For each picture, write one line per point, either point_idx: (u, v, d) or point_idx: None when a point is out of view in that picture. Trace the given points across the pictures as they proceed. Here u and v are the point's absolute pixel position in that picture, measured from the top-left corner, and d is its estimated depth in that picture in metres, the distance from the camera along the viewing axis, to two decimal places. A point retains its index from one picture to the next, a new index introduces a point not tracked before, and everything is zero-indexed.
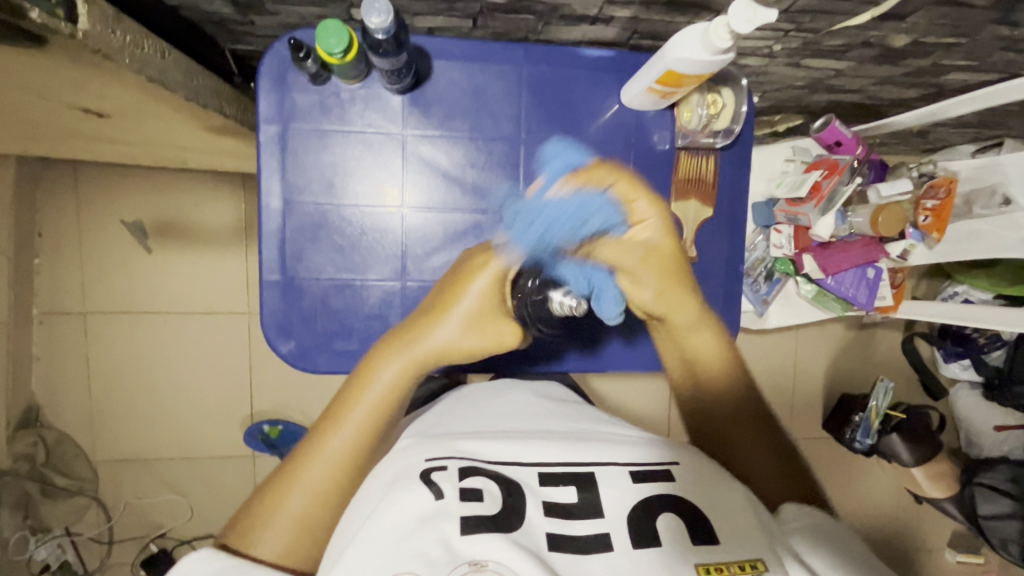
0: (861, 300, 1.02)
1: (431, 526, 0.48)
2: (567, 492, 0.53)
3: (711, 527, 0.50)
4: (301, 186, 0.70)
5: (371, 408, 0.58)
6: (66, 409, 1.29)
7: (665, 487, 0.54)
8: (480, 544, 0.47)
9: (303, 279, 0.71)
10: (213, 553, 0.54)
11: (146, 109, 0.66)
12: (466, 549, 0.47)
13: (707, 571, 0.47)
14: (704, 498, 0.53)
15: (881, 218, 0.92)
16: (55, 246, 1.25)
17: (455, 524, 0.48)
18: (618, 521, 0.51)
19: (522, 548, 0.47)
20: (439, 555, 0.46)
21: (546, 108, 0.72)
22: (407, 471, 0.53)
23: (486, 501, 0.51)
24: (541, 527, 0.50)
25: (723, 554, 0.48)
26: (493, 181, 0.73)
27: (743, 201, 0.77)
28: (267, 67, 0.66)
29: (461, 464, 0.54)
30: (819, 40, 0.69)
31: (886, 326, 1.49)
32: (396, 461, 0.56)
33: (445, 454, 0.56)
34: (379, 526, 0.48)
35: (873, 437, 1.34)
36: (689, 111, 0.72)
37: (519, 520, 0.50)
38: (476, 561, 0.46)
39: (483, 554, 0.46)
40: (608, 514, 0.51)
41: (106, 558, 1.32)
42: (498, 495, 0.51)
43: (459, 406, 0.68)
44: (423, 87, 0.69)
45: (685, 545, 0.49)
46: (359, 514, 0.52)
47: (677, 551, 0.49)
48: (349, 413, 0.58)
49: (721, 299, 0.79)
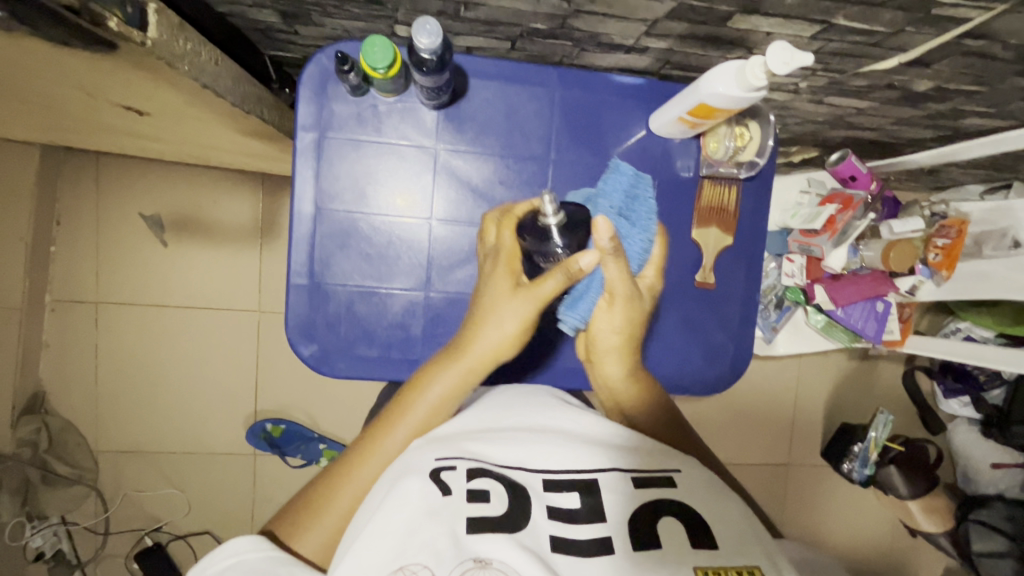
0: (870, 333, 1.02)
1: (438, 522, 0.49)
2: (571, 497, 0.54)
3: (711, 531, 0.52)
4: (335, 193, 0.71)
5: (424, 417, 0.61)
6: (71, 397, 1.30)
7: (668, 493, 0.55)
8: (485, 542, 0.48)
9: (329, 285, 0.72)
10: (258, 541, 0.55)
11: (188, 111, 0.69)
12: (472, 546, 0.48)
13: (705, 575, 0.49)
14: (706, 505, 0.54)
15: (892, 253, 0.97)
16: (74, 234, 1.28)
17: (462, 523, 0.50)
18: (620, 528, 0.52)
19: (526, 550, 0.48)
20: (446, 549, 0.48)
21: (576, 132, 0.74)
22: (414, 467, 0.54)
23: (492, 501, 0.52)
24: (545, 530, 0.51)
25: (724, 560, 0.50)
26: (521, 199, 0.74)
27: (763, 231, 0.78)
28: (308, 77, 0.68)
29: (469, 465, 0.55)
30: (844, 80, 0.71)
31: (887, 358, 1.52)
32: (405, 458, 0.57)
33: (452, 452, 0.57)
34: (387, 520, 0.50)
35: (871, 468, 1.39)
36: (716, 143, 0.74)
37: (524, 521, 0.51)
38: (481, 558, 0.47)
39: (488, 552, 0.47)
40: (609, 519, 0.52)
41: (100, 549, 1.32)
42: (503, 495, 0.53)
43: (469, 406, 0.68)
44: (458, 104, 0.71)
45: (684, 550, 0.50)
46: (368, 505, 0.53)
47: (677, 556, 0.50)
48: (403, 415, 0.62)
49: (736, 327, 0.80)
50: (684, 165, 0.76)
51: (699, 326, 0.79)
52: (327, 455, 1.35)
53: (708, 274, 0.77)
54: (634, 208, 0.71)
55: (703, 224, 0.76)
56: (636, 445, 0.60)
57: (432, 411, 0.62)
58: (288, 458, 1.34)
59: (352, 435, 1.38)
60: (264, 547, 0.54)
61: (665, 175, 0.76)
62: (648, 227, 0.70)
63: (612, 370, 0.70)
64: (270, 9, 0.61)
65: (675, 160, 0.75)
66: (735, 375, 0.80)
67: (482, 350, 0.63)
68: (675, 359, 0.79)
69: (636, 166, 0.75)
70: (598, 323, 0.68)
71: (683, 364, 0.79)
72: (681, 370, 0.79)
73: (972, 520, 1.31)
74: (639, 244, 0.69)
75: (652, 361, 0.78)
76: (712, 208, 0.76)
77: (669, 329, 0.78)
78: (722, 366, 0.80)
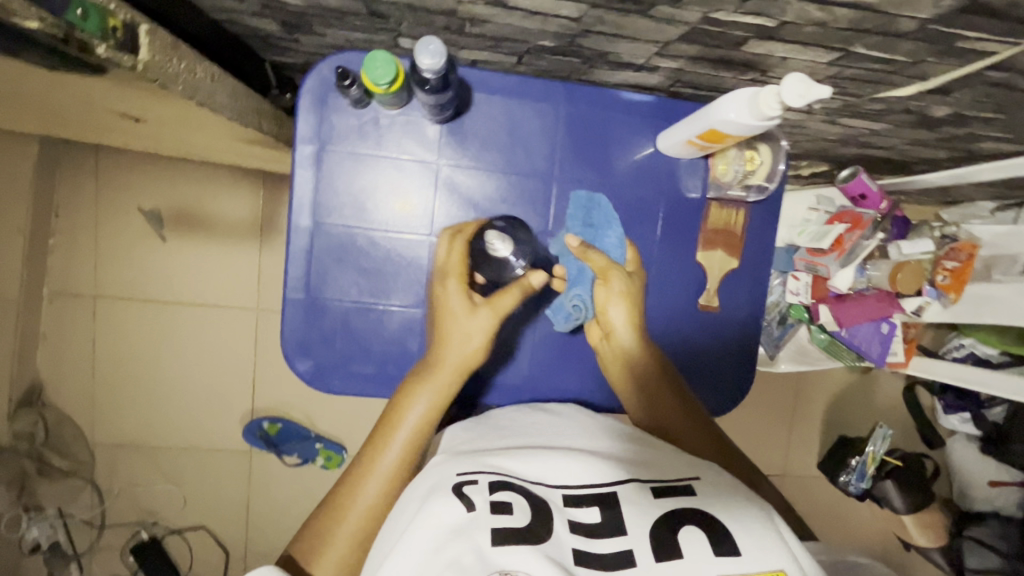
0: (873, 355, 1.01)
1: (463, 538, 0.46)
2: (591, 511, 0.50)
3: (733, 537, 0.47)
4: (334, 207, 0.69)
5: (412, 433, 0.59)
6: (67, 390, 1.30)
7: (688, 502, 0.50)
8: (512, 554, 0.44)
9: (327, 299, 0.70)
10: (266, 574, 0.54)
11: (185, 117, 0.67)
12: (497, 558, 0.44)
13: None
14: (727, 512, 0.50)
15: (900, 274, 0.95)
16: (72, 228, 1.27)
17: (486, 535, 0.46)
18: (641, 539, 0.47)
19: (553, 560, 0.44)
20: (471, 563, 0.44)
21: (582, 149, 0.72)
22: (438, 484, 0.52)
23: (516, 512, 0.48)
24: (568, 543, 0.47)
25: (749, 566, 0.45)
26: (524, 217, 0.72)
27: (769, 255, 0.76)
28: (308, 88, 0.66)
29: (491, 477, 0.52)
30: (860, 103, 0.70)
31: (888, 372, 1.51)
32: (428, 474, 0.54)
33: (474, 467, 0.53)
34: (411, 537, 0.47)
35: (867, 483, 1.37)
36: (725, 165, 0.72)
37: (547, 532, 0.47)
38: (506, 570, 0.43)
39: (512, 564, 0.43)
40: (630, 531, 0.48)
41: (97, 541, 1.33)
42: (527, 506, 0.49)
43: (483, 425, 0.65)
44: (461, 118, 0.70)
45: (708, 557, 0.45)
46: (395, 525, 0.51)
47: (700, 563, 0.45)
48: (393, 433, 0.60)
49: (739, 351, 0.77)
50: (692, 186, 0.74)
51: (702, 349, 0.77)
52: (323, 454, 1.36)
53: (712, 297, 0.75)
54: (597, 212, 0.73)
55: (708, 246, 0.75)
56: (655, 457, 0.56)
57: (414, 436, 0.60)
58: (284, 456, 1.35)
59: (348, 435, 1.38)
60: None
61: (671, 196, 0.74)
62: (612, 226, 0.73)
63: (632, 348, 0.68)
64: (269, 18, 0.59)
65: (682, 181, 0.74)
66: (737, 400, 0.78)
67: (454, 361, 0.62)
68: None
69: (641, 185, 0.74)
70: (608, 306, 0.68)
71: None
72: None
73: (966, 535, 1.33)
74: (614, 242, 0.73)
75: None
76: (718, 230, 0.74)
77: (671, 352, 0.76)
78: (725, 392, 0.78)
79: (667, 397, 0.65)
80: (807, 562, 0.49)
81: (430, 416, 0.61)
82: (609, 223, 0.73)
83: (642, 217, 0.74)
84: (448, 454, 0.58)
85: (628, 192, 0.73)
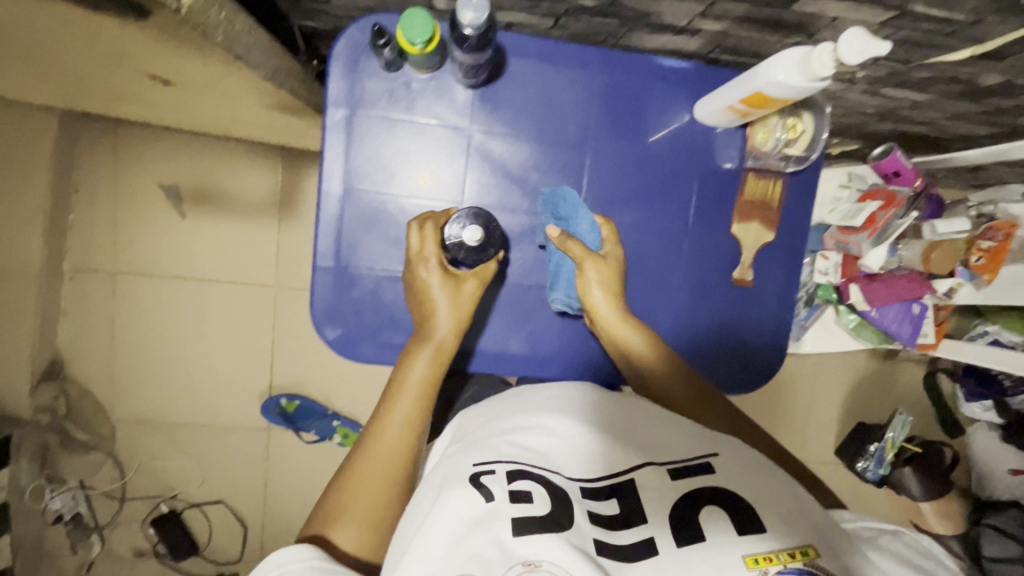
0: (903, 335, 0.99)
1: (483, 528, 0.45)
2: (611, 503, 0.49)
3: (757, 514, 0.46)
4: (364, 172, 0.68)
5: (417, 394, 0.61)
6: (87, 366, 1.31)
7: (707, 479, 0.49)
8: (533, 544, 0.44)
9: (356, 268, 0.69)
10: (300, 550, 0.51)
11: (216, 79, 0.66)
12: (519, 549, 0.44)
13: (756, 561, 0.43)
14: (750, 488, 0.48)
15: (934, 255, 0.92)
16: (91, 204, 1.27)
17: (507, 526, 0.45)
18: (663, 522, 0.46)
19: (575, 549, 0.44)
20: (494, 556, 0.44)
21: (617, 117, 0.71)
22: (454, 472, 0.51)
23: (535, 502, 0.47)
24: (588, 533, 0.46)
25: (773, 542, 0.44)
26: (556, 186, 0.71)
27: (805, 229, 0.75)
28: (340, 51, 0.65)
29: (509, 466, 0.50)
30: (906, 71, 0.68)
31: (909, 359, 1.49)
32: (443, 465, 0.53)
33: (490, 452, 0.52)
34: (430, 533, 0.46)
35: (885, 468, 1.40)
36: (765, 134, 0.70)
37: (568, 520, 0.46)
38: (530, 561, 0.44)
39: (536, 554, 0.44)
40: (651, 517, 0.47)
41: (117, 514, 1.34)
42: (546, 494, 0.48)
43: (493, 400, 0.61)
44: (495, 84, 0.68)
45: (731, 536, 0.45)
46: (413, 516, 0.50)
47: (722, 541, 0.45)
48: (400, 399, 0.60)
49: (773, 326, 0.76)
50: (728, 156, 0.72)
51: (736, 325, 0.75)
52: (340, 432, 1.36)
53: (747, 271, 0.74)
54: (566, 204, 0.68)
55: (744, 219, 0.73)
56: (672, 431, 0.54)
57: (422, 394, 0.62)
58: (302, 433, 1.36)
59: (365, 413, 1.39)
60: (307, 556, 0.50)
61: (707, 168, 0.72)
62: (580, 214, 0.67)
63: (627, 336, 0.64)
64: None
65: (718, 151, 0.72)
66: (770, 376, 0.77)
67: (447, 326, 0.64)
68: (706, 361, 0.75)
69: (675, 155, 0.72)
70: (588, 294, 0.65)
71: (714, 362, 0.76)
72: (709, 374, 0.76)
73: (985, 524, 1.29)
74: (586, 229, 0.67)
75: None
76: (755, 202, 0.73)
77: (704, 326, 0.75)
78: (757, 367, 0.76)
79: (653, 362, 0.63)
80: (832, 534, 0.48)
81: (430, 381, 0.63)
82: (576, 212, 0.68)
83: (675, 188, 0.72)
84: (461, 440, 0.56)
85: (663, 163, 0.72)
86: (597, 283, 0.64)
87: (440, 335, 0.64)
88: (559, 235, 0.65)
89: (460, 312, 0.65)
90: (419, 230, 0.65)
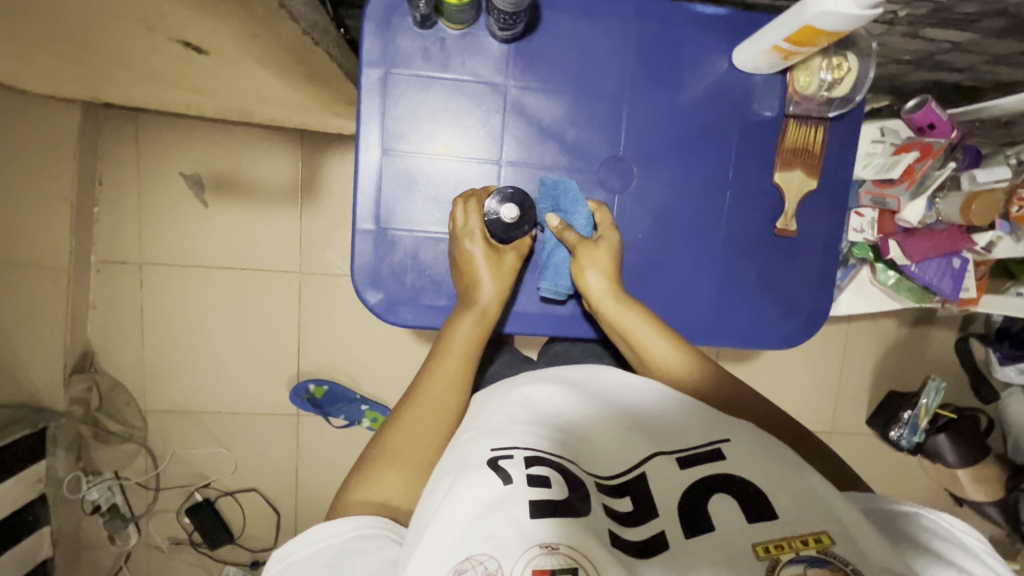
0: (945, 290, 0.97)
1: (501, 510, 0.43)
2: (623, 501, 0.47)
3: (767, 500, 0.45)
4: (400, 133, 0.68)
5: (463, 355, 0.61)
6: (116, 358, 1.32)
7: (713, 466, 0.48)
8: (551, 528, 0.42)
9: (396, 231, 0.69)
10: (338, 522, 0.50)
11: (248, 42, 0.66)
12: (537, 531, 0.42)
13: (767, 550, 0.41)
14: (760, 473, 0.47)
15: (974, 206, 0.90)
16: (115, 195, 1.27)
17: (525, 507, 0.43)
18: (673, 515, 0.45)
19: (595, 536, 0.42)
20: (511, 538, 0.41)
21: (653, 68, 0.69)
22: (469, 458, 0.48)
23: (554, 486, 0.45)
24: (604, 523, 0.44)
25: (784, 529, 0.42)
26: (594, 141, 0.70)
27: (848, 176, 0.73)
28: (373, 9, 0.64)
29: (527, 452, 0.48)
30: (951, 6, 0.66)
31: (941, 325, 1.47)
32: (459, 449, 0.50)
33: (508, 438, 0.49)
34: (447, 516, 0.43)
35: (919, 436, 1.36)
36: (808, 76, 0.69)
37: (584, 507, 0.44)
38: (547, 544, 0.41)
39: (553, 536, 0.41)
40: (663, 511, 0.45)
41: (152, 504, 1.35)
42: (563, 481, 0.46)
43: (507, 383, 0.59)
44: (530, 37, 0.67)
45: (740, 526, 0.43)
46: (423, 512, 0.47)
47: (732, 534, 0.43)
48: (443, 360, 0.60)
49: (816, 277, 0.75)
50: (765, 105, 0.71)
51: (778, 277, 0.74)
52: (369, 416, 1.36)
53: (790, 221, 0.72)
54: (567, 195, 0.68)
55: (786, 167, 0.72)
56: (685, 418, 0.53)
57: (469, 351, 0.61)
58: (331, 419, 1.35)
59: (392, 397, 1.38)
60: (348, 528, 0.49)
61: (744, 117, 0.71)
62: (577, 208, 0.67)
63: (629, 319, 0.63)
64: None
65: (756, 100, 0.71)
66: (813, 329, 0.76)
67: (490, 291, 0.64)
68: (747, 317, 0.74)
69: (713, 106, 0.71)
70: (583, 277, 0.65)
71: (756, 313, 0.75)
72: (740, 334, 0.75)
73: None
74: (582, 220, 0.67)
75: (725, 321, 0.74)
76: (796, 149, 0.71)
77: (746, 277, 0.74)
78: (801, 318, 0.75)
79: (652, 343, 0.61)
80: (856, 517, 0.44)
81: (472, 345, 0.62)
82: (575, 205, 0.68)
83: (711, 140, 0.71)
84: (473, 426, 0.53)
85: (701, 113, 0.71)
86: (591, 266, 0.65)
87: (484, 299, 0.64)
88: (557, 225, 0.66)
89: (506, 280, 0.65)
90: (465, 204, 0.65)
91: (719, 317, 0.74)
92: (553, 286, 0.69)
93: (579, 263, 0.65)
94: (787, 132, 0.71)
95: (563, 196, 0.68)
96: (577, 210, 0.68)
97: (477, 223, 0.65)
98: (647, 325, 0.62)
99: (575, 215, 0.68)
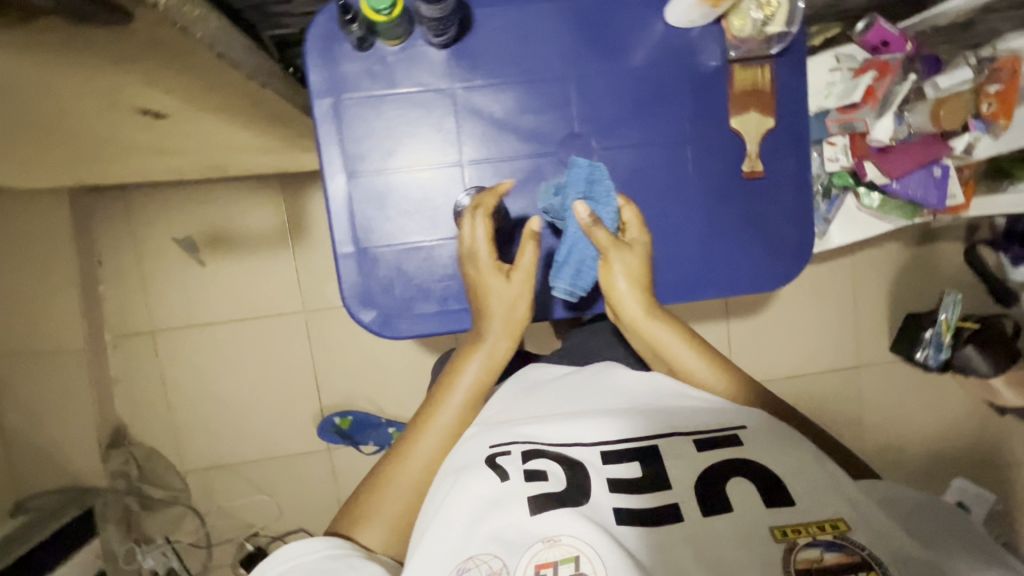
0: (932, 201, 0.97)
1: (501, 509, 0.46)
2: (630, 466, 0.49)
3: (783, 486, 0.47)
4: (362, 154, 0.70)
5: (469, 398, 0.60)
6: (148, 428, 1.36)
7: (732, 452, 0.49)
8: (551, 520, 0.44)
9: (376, 249, 0.71)
10: (312, 542, 0.53)
11: (202, 100, 0.70)
12: (537, 527, 0.44)
13: (784, 533, 0.44)
14: (781, 462, 0.48)
15: (943, 111, 0.91)
16: (117, 272, 1.32)
17: (523, 505, 0.46)
18: (685, 490, 0.47)
19: (592, 521, 0.44)
20: (513, 537, 0.44)
21: (592, 41, 0.71)
22: (470, 459, 0.51)
23: (551, 479, 0.48)
24: (606, 503, 0.46)
25: (804, 516, 0.45)
26: (549, 123, 0.72)
27: (803, 108, 0.74)
28: (312, 41, 0.67)
29: (524, 448, 0.50)
30: None
31: (945, 238, 1.45)
32: (462, 449, 0.52)
33: (506, 436, 0.52)
34: (449, 513, 0.47)
35: (946, 352, 1.33)
36: (741, 20, 0.70)
37: (585, 496, 0.46)
38: (549, 537, 0.44)
39: (554, 529, 0.44)
40: (674, 485, 0.47)
41: (208, 561, 1.38)
42: (561, 474, 0.48)
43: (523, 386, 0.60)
44: (466, 38, 0.69)
45: (759, 511, 0.45)
46: (428, 508, 0.50)
47: (751, 516, 0.45)
48: (450, 397, 0.60)
49: (796, 214, 0.75)
50: (709, 54, 0.72)
51: (758, 217, 0.75)
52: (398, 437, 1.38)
53: (756, 162, 0.73)
54: (599, 188, 0.63)
55: (741, 111, 0.73)
56: (698, 414, 0.54)
57: (472, 400, 0.60)
58: (361, 446, 1.38)
59: None
60: (321, 547, 0.52)
61: (690, 71, 0.72)
62: (611, 202, 0.63)
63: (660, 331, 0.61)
64: None
65: (698, 53, 0.72)
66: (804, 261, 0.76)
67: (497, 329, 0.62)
68: (739, 264, 0.75)
69: (659, 66, 0.72)
70: (613, 281, 0.62)
71: (745, 260, 0.75)
72: (732, 283, 0.76)
73: None
74: (610, 216, 0.64)
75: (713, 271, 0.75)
76: (747, 92, 0.72)
77: (730, 225, 0.75)
78: (789, 253, 0.76)
79: (682, 353, 0.60)
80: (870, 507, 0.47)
81: (478, 389, 0.61)
82: (609, 198, 0.64)
83: (663, 99, 0.72)
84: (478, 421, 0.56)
85: (647, 76, 0.72)
86: (623, 271, 0.62)
87: (491, 340, 0.62)
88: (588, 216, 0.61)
89: (515, 317, 0.62)
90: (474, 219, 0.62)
91: (710, 268, 0.75)
92: (569, 281, 0.65)
93: (609, 264, 0.62)
94: (735, 78, 0.72)
95: (595, 188, 0.63)
96: (604, 205, 0.64)
97: (485, 244, 0.63)
98: (676, 336, 0.61)
99: (605, 211, 0.64)
